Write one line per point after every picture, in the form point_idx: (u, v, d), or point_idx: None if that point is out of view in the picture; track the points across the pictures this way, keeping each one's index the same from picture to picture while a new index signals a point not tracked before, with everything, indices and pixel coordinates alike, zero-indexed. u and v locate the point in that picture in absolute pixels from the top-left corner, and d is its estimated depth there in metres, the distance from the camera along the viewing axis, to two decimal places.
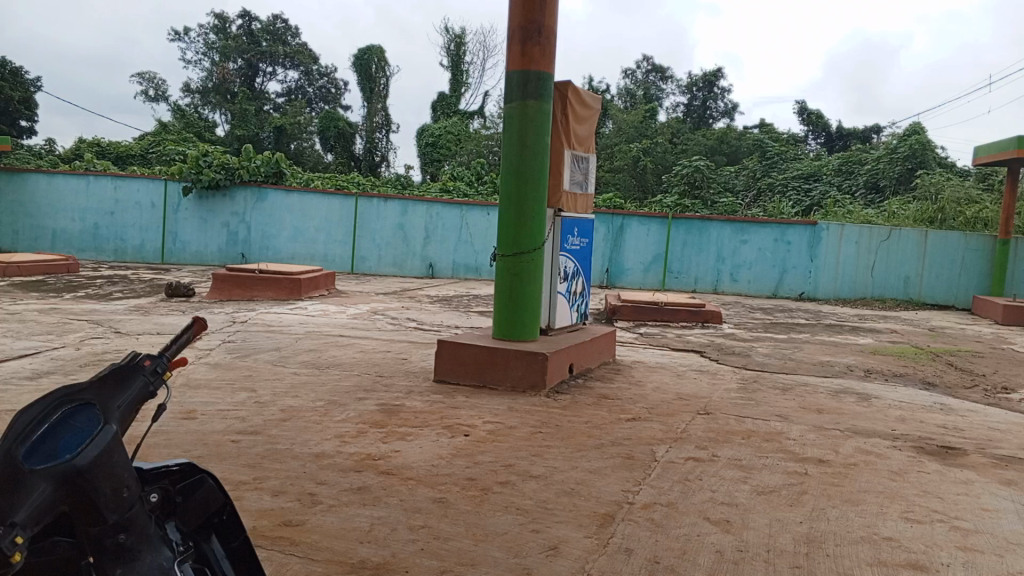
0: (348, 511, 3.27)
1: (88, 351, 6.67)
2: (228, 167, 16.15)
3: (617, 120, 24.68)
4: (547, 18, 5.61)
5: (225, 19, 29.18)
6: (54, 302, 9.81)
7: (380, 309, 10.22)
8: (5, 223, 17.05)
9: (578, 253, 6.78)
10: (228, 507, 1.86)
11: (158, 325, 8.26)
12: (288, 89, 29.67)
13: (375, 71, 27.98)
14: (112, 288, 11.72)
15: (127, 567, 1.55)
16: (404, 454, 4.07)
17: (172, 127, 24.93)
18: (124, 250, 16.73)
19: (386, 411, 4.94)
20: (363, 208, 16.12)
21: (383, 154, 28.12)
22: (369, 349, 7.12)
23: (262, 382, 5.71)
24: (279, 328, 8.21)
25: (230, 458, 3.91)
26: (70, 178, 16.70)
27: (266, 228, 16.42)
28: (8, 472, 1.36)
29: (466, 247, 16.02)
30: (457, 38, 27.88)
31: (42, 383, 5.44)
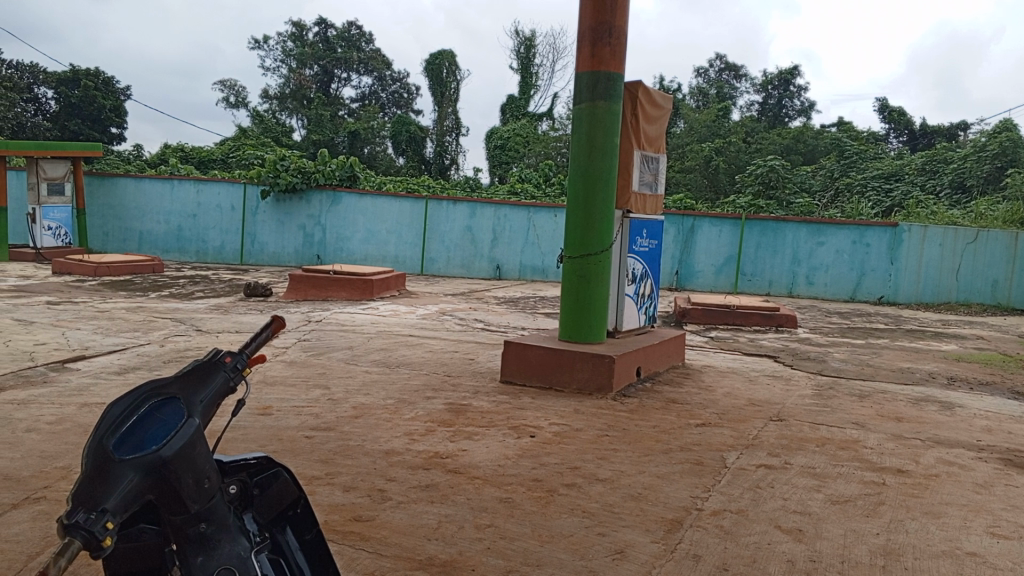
0: (416, 508, 3.33)
1: (172, 349, 6.96)
2: (304, 171, 16.62)
3: (689, 120, 24.35)
4: (618, 19, 5.58)
5: (302, 27, 30.07)
6: (140, 301, 10.28)
7: (449, 310, 10.33)
8: (97, 226, 17.96)
9: (647, 254, 6.71)
10: (302, 500, 1.91)
11: (237, 324, 8.56)
12: (362, 94, 30.39)
13: (446, 76, 28.36)
14: (194, 287, 12.19)
15: (208, 555, 1.62)
16: (471, 453, 4.12)
17: (251, 133, 25.82)
18: (206, 251, 17.41)
19: (454, 410, 4.99)
20: (433, 211, 16.33)
21: (453, 158, 28.42)
22: (438, 349, 7.22)
23: (334, 380, 5.85)
24: (351, 328, 8.40)
25: (303, 453, 4.03)
26: (156, 182, 17.48)
27: (339, 230, 16.81)
28: (98, 462, 1.44)
29: (533, 248, 16.03)
30: (527, 41, 27.96)
31: (130, 378, 5.71)
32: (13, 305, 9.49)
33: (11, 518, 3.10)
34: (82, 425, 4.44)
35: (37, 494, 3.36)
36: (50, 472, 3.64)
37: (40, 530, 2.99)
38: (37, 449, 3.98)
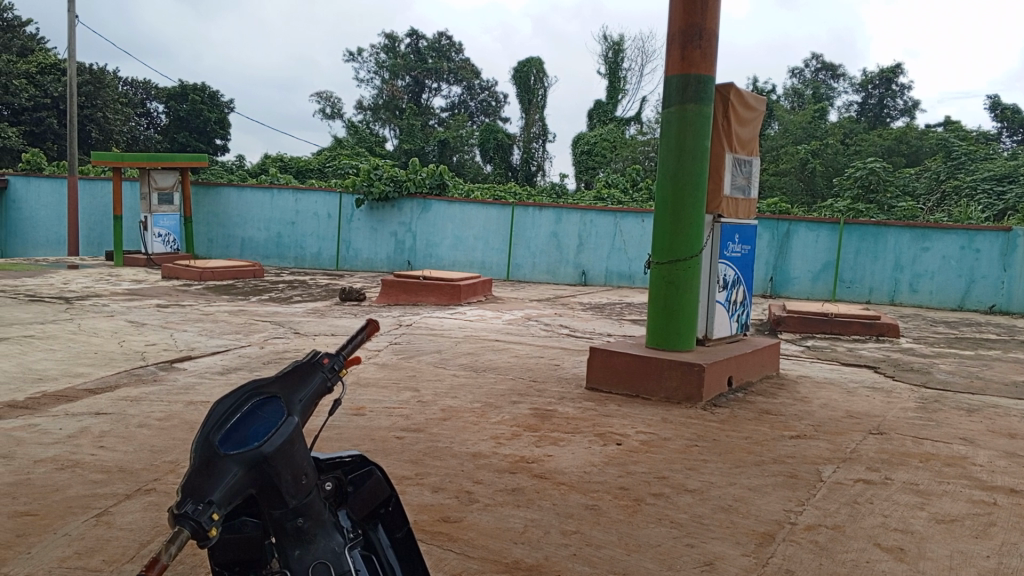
0: (503, 511, 3.36)
1: (271, 350, 7.27)
2: (396, 179, 17.07)
3: (784, 121, 23.77)
4: (708, 21, 5.49)
5: (395, 39, 30.91)
6: (241, 304, 10.79)
7: (535, 316, 10.37)
8: (202, 233, 18.92)
9: (739, 260, 6.55)
10: (393, 500, 1.97)
11: (333, 327, 8.86)
12: (452, 104, 30.99)
13: (533, 83, 28.57)
14: (292, 292, 12.67)
15: (305, 547, 1.68)
16: (557, 458, 4.12)
17: (346, 143, 26.66)
18: (303, 257, 18.06)
19: (540, 415, 5.01)
20: (520, 217, 16.45)
21: (539, 164, 28.50)
22: (524, 354, 7.27)
23: (424, 382, 5.97)
24: (439, 332, 8.54)
25: (394, 453, 4.13)
26: (257, 191, 18.26)
27: (429, 236, 17.15)
28: (205, 454, 1.51)
29: (619, 254, 15.87)
30: (616, 45, 27.88)
31: (232, 378, 5.99)
32: (128, 307, 10.13)
33: (126, 507, 3.31)
34: (189, 422, 4.68)
35: (148, 486, 3.57)
36: (159, 465, 3.86)
37: (152, 519, 3.18)
38: (148, 443, 4.23)
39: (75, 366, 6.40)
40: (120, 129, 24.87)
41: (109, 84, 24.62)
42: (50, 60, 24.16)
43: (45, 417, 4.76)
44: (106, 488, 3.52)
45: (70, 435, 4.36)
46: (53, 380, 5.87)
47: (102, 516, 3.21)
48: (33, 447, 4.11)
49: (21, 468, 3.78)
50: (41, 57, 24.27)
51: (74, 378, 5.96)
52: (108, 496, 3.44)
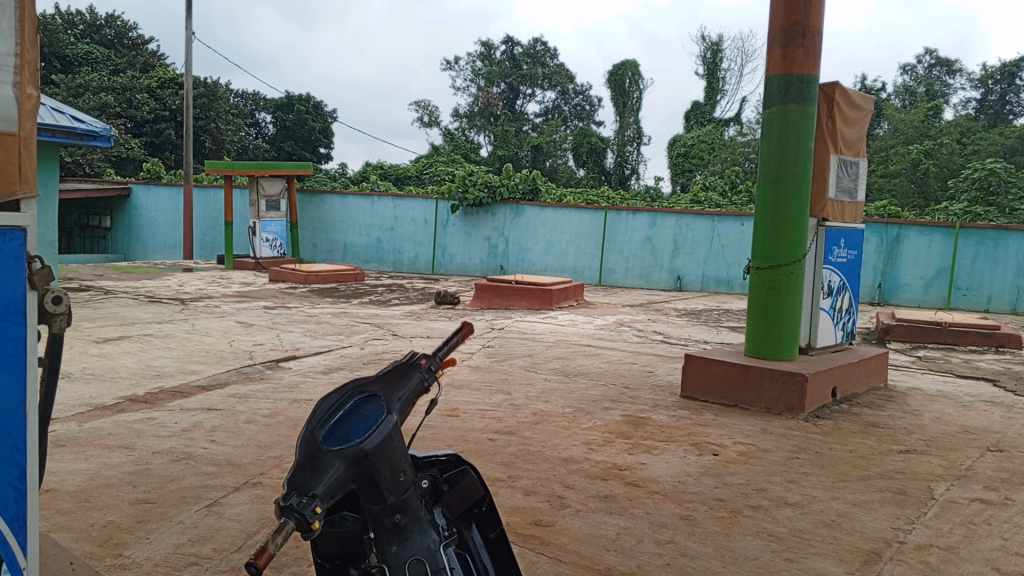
0: (595, 518, 3.34)
1: (370, 351, 7.49)
2: (490, 185, 17.27)
3: (893, 121, 22.68)
4: (812, 19, 5.31)
5: (491, 46, 31.35)
6: (343, 307, 11.17)
7: (628, 321, 10.27)
8: (307, 238, 19.71)
9: (845, 266, 6.30)
10: (486, 500, 2.00)
11: (428, 329, 9.04)
12: (546, 109, 31.22)
13: (628, 86, 28.36)
14: (391, 295, 13.02)
15: (402, 543, 1.74)
16: (651, 467, 4.06)
17: (442, 150, 27.22)
18: (401, 262, 18.50)
19: (633, 422, 4.96)
20: (613, 222, 16.36)
21: (634, 167, 28.21)
22: (617, 360, 7.21)
23: (516, 386, 6.00)
24: (531, 336, 8.57)
25: (487, 455, 4.17)
26: (358, 199, 18.86)
27: (522, 241, 17.28)
28: (310, 449, 1.58)
29: (717, 259, 15.50)
30: (714, 45, 27.37)
31: (334, 377, 6.22)
32: (238, 308, 10.65)
33: (234, 499, 3.48)
34: (292, 419, 4.87)
35: (254, 479, 3.74)
36: (266, 460, 4.04)
37: (258, 511, 3.33)
38: (255, 439, 4.43)
39: (190, 364, 6.78)
40: (231, 138, 26.19)
41: (221, 96, 25.98)
42: (169, 74, 25.69)
43: (162, 411, 5.06)
44: (217, 480, 3.71)
45: (184, 429, 4.62)
46: (170, 376, 6.23)
47: (212, 506, 3.38)
48: (152, 440, 4.38)
49: (141, 459, 4.03)
50: (161, 72, 25.84)
51: (187, 374, 6.32)
52: (218, 487, 3.63)
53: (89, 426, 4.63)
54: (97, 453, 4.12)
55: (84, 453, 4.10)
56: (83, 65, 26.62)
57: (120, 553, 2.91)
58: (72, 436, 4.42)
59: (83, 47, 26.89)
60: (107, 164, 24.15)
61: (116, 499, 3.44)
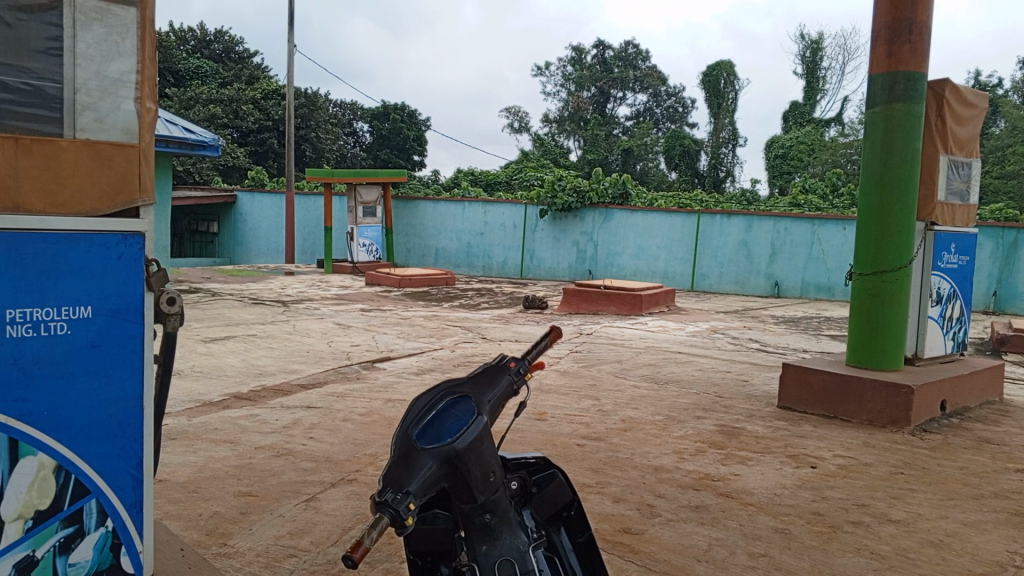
0: (686, 528, 3.28)
1: (461, 353, 7.60)
2: (579, 189, 17.24)
3: (1012, 118, 21.32)
4: (920, 14, 5.07)
5: (582, 51, 31.36)
6: (435, 310, 11.37)
7: (721, 328, 10.03)
8: (401, 243, 20.20)
9: (956, 272, 5.97)
10: (575, 505, 2.00)
11: (517, 333, 9.09)
12: (638, 112, 30.97)
13: (723, 86, 27.98)
14: (481, 299, 13.17)
15: (492, 543, 1.76)
16: (745, 478, 3.96)
17: (532, 155, 27.35)
18: (491, 267, 18.68)
19: (726, 432, 4.85)
20: (706, 226, 16.05)
21: (728, 170, 27.46)
22: (709, 368, 7.06)
23: (604, 392, 5.96)
24: (620, 342, 8.50)
25: (576, 460, 4.17)
26: (450, 204, 19.20)
27: (611, 246, 17.15)
28: (404, 448, 1.62)
29: (817, 264, 14.95)
30: (814, 44, 26.51)
31: (426, 379, 6.34)
32: (335, 311, 11.01)
33: (331, 494, 3.61)
34: (387, 419, 5.00)
35: (350, 476, 3.86)
36: (361, 458, 4.16)
37: (353, 508, 3.44)
38: (351, 437, 4.57)
39: (290, 363, 7.05)
40: (330, 147, 27.12)
41: (321, 106, 26.96)
42: (272, 86, 26.85)
43: (265, 408, 5.29)
44: (315, 476, 3.86)
45: (284, 426, 4.82)
46: (272, 375, 6.51)
47: (311, 501, 3.51)
48: (255, 435, 4.58)
49: (244, 453, 4.23)
50: (265, 84, 27.04)
51: (287, 373, 6.58)
52: (316, 483, 3.76)
53: (197, 421, 4.89)
54: (205, 446, 4.35)
55: (193, 446, 4.34)
56: (194, 79, 28.20)
57: (225, 542, 3.05)
58: (183, 430, 4.68)
59: (195, 62, 28.49)
60: (215, 172, 25.42)
61: (221, 491, 3.62)
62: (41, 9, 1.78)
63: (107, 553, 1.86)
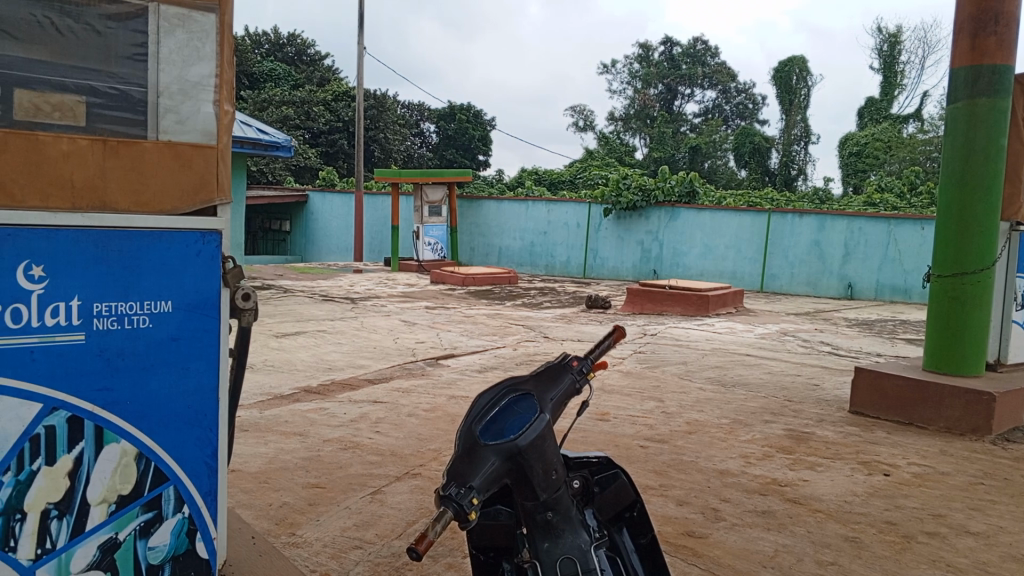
0: (751, 533, 3.23)
1: (523, 352, 7.63)
2: (645, 188, 17.08)
3: None
4: (1008, 4, 4.83)
5: (649, 48, 31.05)
6: (498, 309, 11.43)
7: (791, 331, 9.79)
8: (465, 241, 20.39)
9: None
10: (638, 505, 2.00)
11: (580, 333, 9.05)
12: (706, 109, 30.51)
13: (795, 82, 27.42)
14: (544, 298, 13.17)
15: (554, 541, 1.76)
16: (814, 484, 3.86)
17: (597, 154, 27.22)
18: (554, 266, 18.66)
19: (795, 437, 4.73)
20: (777, 224, 15.69)
21: (800, 168, 26.69)
22: (778, 371, 6.90)
23: (669, 393, 5.89)
24: (685, 343, 8.39)
25: (639, 462, 4.14)
26: (514, 204, 19.27)
27: (677, 245, 16.94)
28: (468, 444, 1.64)
29: (893, 265, 14.43)
30: (892, 37, 25.61)
31: (489, 376, 6.39)
32: (401, 308, 11.18)
33: (395, 488, 3.67)
34: (450, 415, 5.05)
35: (414, 471, 3.92)
36: (425, 452, 4.23)
37: (417, 501, 3.49)
38: (416, 432, 4.64)
39: (358, 359, 7.20)
40: (398, 148, 27.55)
41: (389, 107, 27.41)
42: (342, 88, 27.41)
43: (333, 402, 5.42)
44: (380, 469, 3.93)
45: (352, 420, 4.93)
46: (340, 370, 6.66)
47: (376, 494, 3.58)
48: (323, 429, 4.70)
49: (313, 446, 4.34)
50: (335, 86, 27.65)
51: (355, 368, 6.72)
52: (382, 476, 3.83)
53: (269, 414, 5.04)
54: (275, 438, 4.48)
55: (264, 438, 4.47)
56: (268, 81, 29.02)
57: (293, 532, 3.14)
58: (255, 421, 4.84)
59: (268, 65, 29.31)
60: (287, 172, 26.09)
61: (291, 482, 3.73)
62: (128, 17, 1.86)
63: (184, 538, 1.94)
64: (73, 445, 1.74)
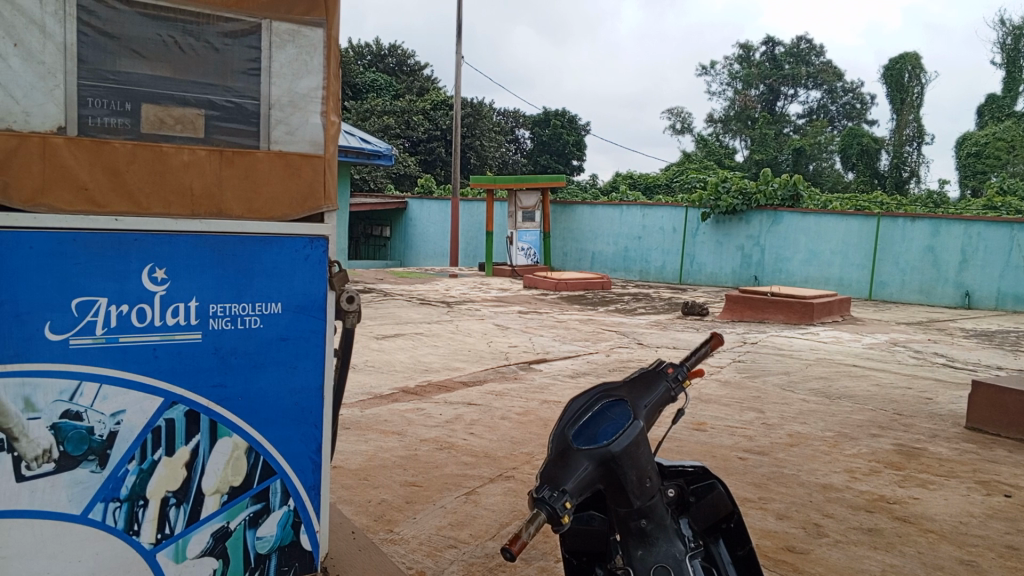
0: (856, 551, 3.09)
1: (617, 358, 7.57)
2: (745, 192, 16.66)
3: None
4: None
5: (750, 49, 30.30)
6: (592, 314, 11.37)
7: (902, 341, 9.31)
8: (559, 247, 20.41)
9: None
10: (736, 516, 1.95)
11: (676, 340, 8.89)
12: (811, 109, 29.51)
13: (907, 80, 26.19)
14: (638, 304, 13.02)
15: (648, 548, 1.75)
16: (925, 503, 3.66)
17: (695, 157, 26.71)
18: (648, 271, 18.41)
19: (905, 453, 4.50)
20: (887, 229, 14.96)
21: (913, 169, 25.38)
22: (887, 383, 6.58)
23: (769, 404, 5.71)
24: (788, 352, 8.11)
25: (737, 474, 4.03)
26: (608, 208, 19.15)
27: (779, 250, 16.44)
28: (561, 448, 1.65)
29: (1016, 272, 13.50)
30: (1016, 30, 24.09)
31: (582, 381, 6.37)
32: (496, 312, 11.30)
33: (489, 489, 3.71)
34: (543, 419, 5.07)
35: (508, 473, 3.96)
36: (518, 455, 4.26)
37: (511, 504, 3.52)
38: (508, 435, 4.68)
39: (454, 361, 7.33)
40: (493, 155, 27.91)
41: (485, 115, 27.79)
42: (441, 97, 28.01)
43: (430, 403, 5.54)
44: (475, 470, 3.99)
45: (448, 420, 5.02)
46: (436, 371, 6.79)
47: (471, 495, 3.63)
48: (420, 428, 4.80)
49: (410, 445, 4.45)
50: (434, 95, 28.27)
51: (451, 370, 6.84)
52: (476, 477, 3.89)
53: (369, 413, 5.21)
54: (375, 436, 4.61)
55: (365, 436, 4.61)
56: (370, 91, 29.99)
57: (391, 529, 3.22)
58: (356, 420, 5.00)
59: (370, 76, 30.27)
60: (388, 179, 26.84)
61: (389, 480, 3.83)
62: (243, 33, 1.97)
63: (289, 530, 2.03)
64: (191, 438, 1.85)
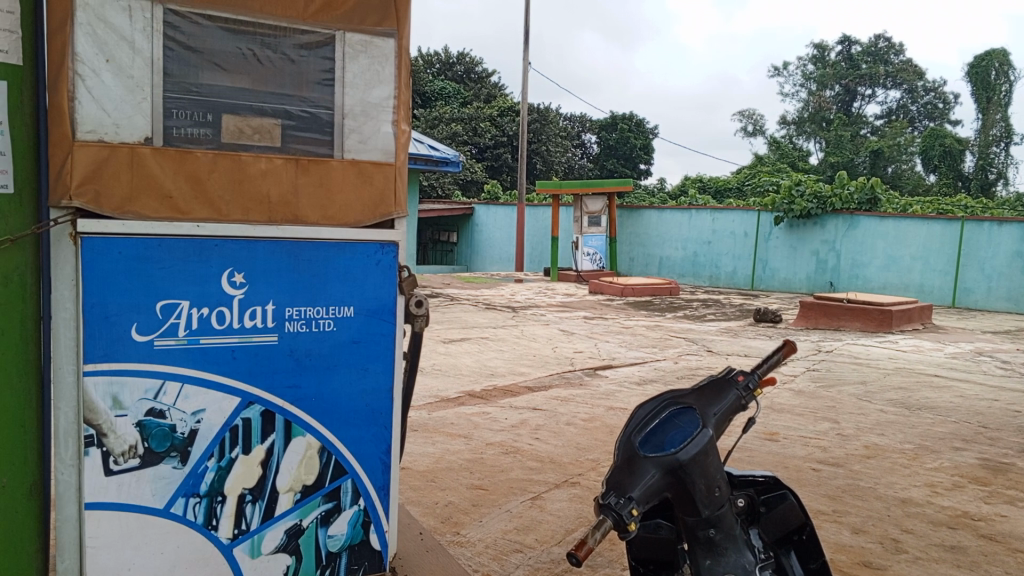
0: (938, 569, 2.97)
1: (684, 365, 7.46)
2: (820, 195, 16.18)
3: None
4: None
5: (824, 48, 29.47)
6: (659, 320, 11.23)
7: (988, 350, 8.89)
8: (625, 252, 20.19)
9: None
10: (808, 528, 1.91)
11: (746, 347, 8.71)
12: (889, 110, 28.49)
13: (994, 78, 25.14)
14: (707, 311, 12.80)
15: (717, 559, 1.72)
16: (1013, 521, 3.49)
17: (767, 160, 26.13)
18: (718, 277, 18.06)
19: (991, 467, 4.29)
20: (972, 234, 14.37)
21: (1000, 171, 24.21)
22: (972, 394, 6.29)
23: (845, 414, 5.54)
24: (864, 361, 7.85)
25: (810, 485, 3.92)
26: (676, 213, 18.86)
27: (856, 255, 15.90)
28: (627, 455, 1.64)
29: None
30: None
31: (648, 388, 6.30)
32: (561, 317, 11.27)
33: (555, 495, 3.71)
34: (609, 426, 5.03)
35: (573, 479, 3.95)
36: (584, 461, 4.24)
37: (576, 510, 3.51)
38: (574, 440, 4.67)
39: (519, 366, 7.34)
40: (559, 160, 27.94)
41: (552, 120, 27.82)
42: (508, 103, 28.17)
43: (495, 407, 5.57)
44: (540, 475, 3.99)
45: (513, 425, 5.04)
46: (501, 376, 6.82)
47: (537, 500, 3.64)
48: (486, 432, 4.84)
49: (477, 448, 4.48)
50: (502, 101, 28.44)
51: (516, 375, 6.86)
52: (541, 482, 3.89)
53: (436, 415, 5.27)
54: (442, 439, 4.66)
55: (432, 438, 4.67)
56: (438, 99, 30.38)
57: (458, 531, 3.25)
58: (423, 422, 5.07)
59: (439, 84, 30.68)
60: (455, 186, 27.09)
61: (456, 482, 3.87)
62: (318, 45, 2.03)
63: (359, 529, 2.08)
64: (266, 437, 1.92)
